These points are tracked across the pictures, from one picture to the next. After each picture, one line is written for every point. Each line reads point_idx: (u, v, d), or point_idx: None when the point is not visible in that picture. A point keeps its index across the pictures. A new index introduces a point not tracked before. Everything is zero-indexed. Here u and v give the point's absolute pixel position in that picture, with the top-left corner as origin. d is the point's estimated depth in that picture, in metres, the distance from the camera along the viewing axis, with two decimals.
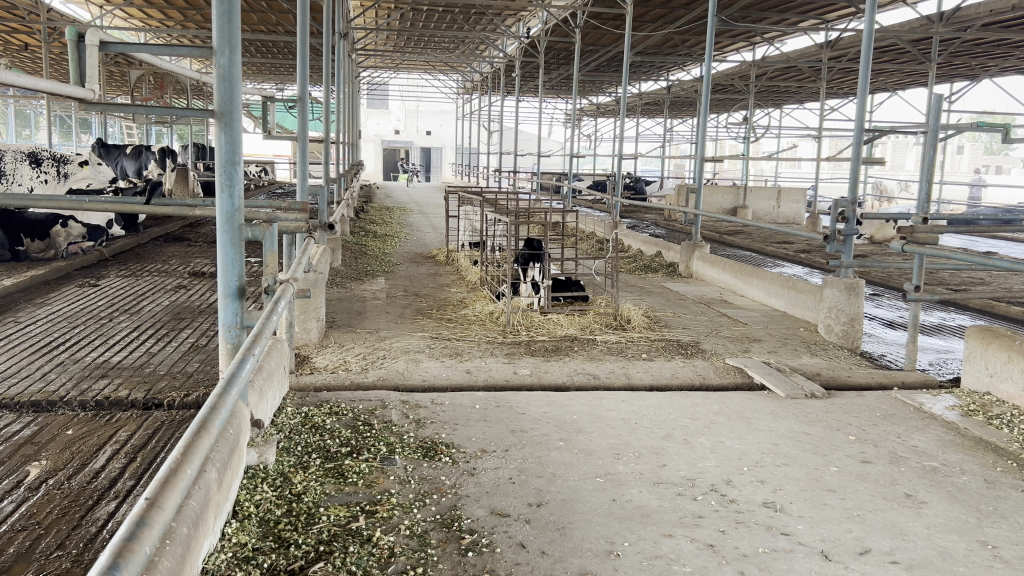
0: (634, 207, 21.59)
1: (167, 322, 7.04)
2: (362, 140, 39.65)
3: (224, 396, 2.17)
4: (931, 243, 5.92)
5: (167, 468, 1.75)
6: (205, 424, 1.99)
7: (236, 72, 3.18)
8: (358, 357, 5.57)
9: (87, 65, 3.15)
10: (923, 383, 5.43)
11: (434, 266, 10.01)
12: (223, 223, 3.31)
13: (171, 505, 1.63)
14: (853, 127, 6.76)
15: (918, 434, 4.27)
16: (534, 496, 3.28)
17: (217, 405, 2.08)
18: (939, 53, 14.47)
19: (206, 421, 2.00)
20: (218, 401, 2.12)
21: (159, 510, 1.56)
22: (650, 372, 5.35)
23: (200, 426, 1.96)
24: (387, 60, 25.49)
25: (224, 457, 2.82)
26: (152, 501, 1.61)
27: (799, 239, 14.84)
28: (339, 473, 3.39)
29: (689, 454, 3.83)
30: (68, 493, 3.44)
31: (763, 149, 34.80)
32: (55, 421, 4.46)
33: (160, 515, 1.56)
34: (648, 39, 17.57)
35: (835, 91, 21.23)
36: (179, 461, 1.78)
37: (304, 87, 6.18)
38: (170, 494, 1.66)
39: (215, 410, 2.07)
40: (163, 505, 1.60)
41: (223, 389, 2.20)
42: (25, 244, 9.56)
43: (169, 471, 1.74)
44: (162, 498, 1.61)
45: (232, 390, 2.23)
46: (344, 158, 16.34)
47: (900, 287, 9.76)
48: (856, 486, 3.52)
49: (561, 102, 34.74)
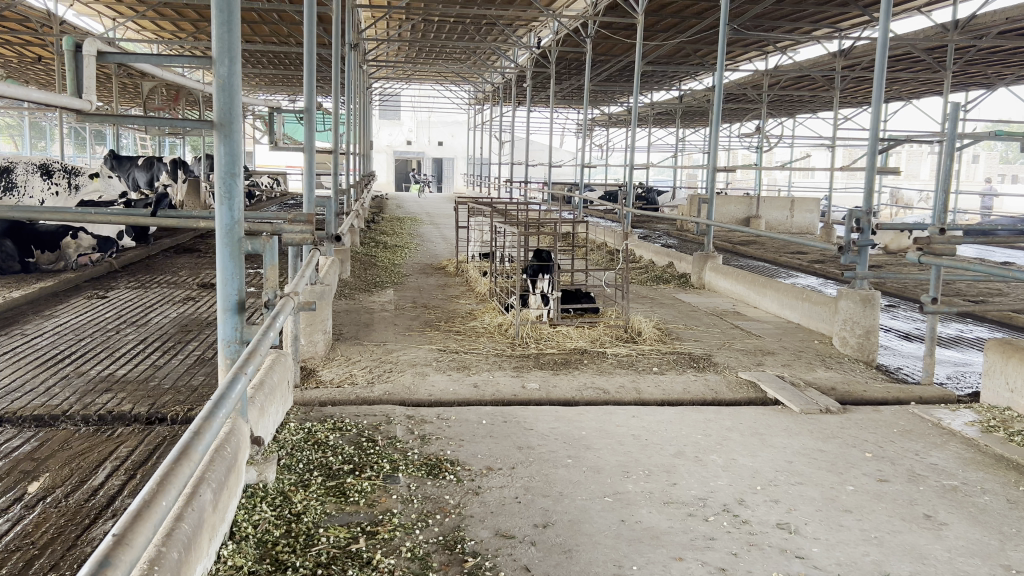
0: (646, 217, 21.48)
1: (174, 334, 6.99)
2: (374, 150, 39.80)
3: (211, 416, 2.00)
4: (949, 253, 5.77)
5: (139, 501, 1.58)
6: (186, 449, 1.82)
7: (236, 82, 3.12)
8: (364, 370, 5.49)
9: (84, 76, 3.07)
10: (941, 397, 5.30)
11: (444, 277, 9.94)
12: (222, 236, 3.24)
13: (143, 543, 1.46)
14: (868, 136, 6.62)
15: (937, 451, 4.15)
16: (540, 516, 3.19)
17: (202, 427, 1.91)
18: (955, 61, 14.32)
19: (188, 445, 1.83)
20: (204, 422, 1.95)
21: (125, 549, 1.39)
22: (661, 386, 5.25)
23: (181, 452, 1.80)
24: (399, 71, 25.57)
25: (220, 477, 2.73)
26: (118, 539, 1.44)
27: (814, 249, 14.69)
28: (340, 491, 3.31)
29: (701, 472, 3.73)
30: (64, 511, 3.37)
31: (777, 159, 34.67)
32: (56, 435, 4.39)
33: (127, 554, 1.40)
34: (659, 48, 17.52)
35: (848, 100, 21.09)
36: (153, 493, 1.61)
37: (310, 98, 6.10)
38: (141, 531, 1.49)
39: (200, 433, 1.90)
40: (132, 544, 1.43)
41: (211, 407, 2.03)
42: (35, 255, 9.55)
43: (140, 507, 1.56)
44: (131, 535, 1.44)
45: (221, 411, 2.06)
46: (355, 169, 16.33)
47: (917, 298, 9.62)
48: (874, 506, 3.41)
49: (573, 112, 34.70)
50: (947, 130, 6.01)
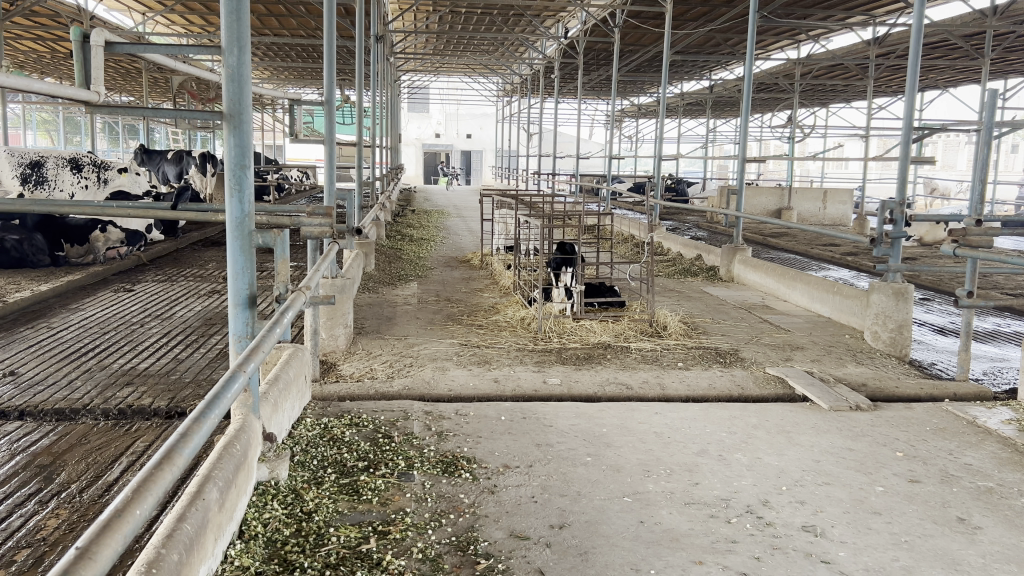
0: (675, 210, 21.26)
1: (198, 328, 6.99)
2: (403, 143, 39.86)
3: (201, 417, 1.86)
4: (986, 246, 5.56)
5: (111, 510, 1.43)
6: (171, 453, 1.68)
7: (246, 72, 3.05)
8: (385, 365, 5.44)
9: (92, 67, 3.02)
10: (976, 394, 5.14)
11: (469, 271, 9.88)
12: (232, 229, 3.19)
13: (109, 558, 1.32)
14: (901, 125, 6.40)
15: (972, 451, 4.00)
16: (557, 516, 3.11)
17: (190, 430, 1.77)
18: (993, 49, 13.98)
19: (172, 449, 1.68)
20: (193, 424, 1.81)
21: (88, 564, 1.26)
22: (686, 382, 5.14)
23: (165, 456, 1.65)
24: (427, 64, 25.59)
25: (228, 475, 2.67)
26: (81, 553, 1.30)
27: (846, 241, 14.46)
28: (353, 490, 3.25)
29: (724, 472, 3.62)
30: (78, 507, 3.35)
31: (810, 149, 34.19)
32: (74, 430, 4.36)
33: (91, 571, 1.26)
34: (688, 37, 17.28)
35: (883, 88, 20.68)
36: (129, 500, 1.46)
37: (330, 91, 6.08)
38: (109, 544, 1.35)
39: (187, 437, 1.75)
40: (97, 558, 1.29)
41: (202, 407, 1.89)
42: (65, 249, 9.64)
43: (112, 516, 1.41)
44: (96, 549, 1.31)
45: (216, 410, 1.94)
46: (384, 161, 16.28)
47: (952, 292, 9.37)
48: (904, 508, 3.28)
49: (602, 103, 34.40)
50: (985, 118, 5.80)
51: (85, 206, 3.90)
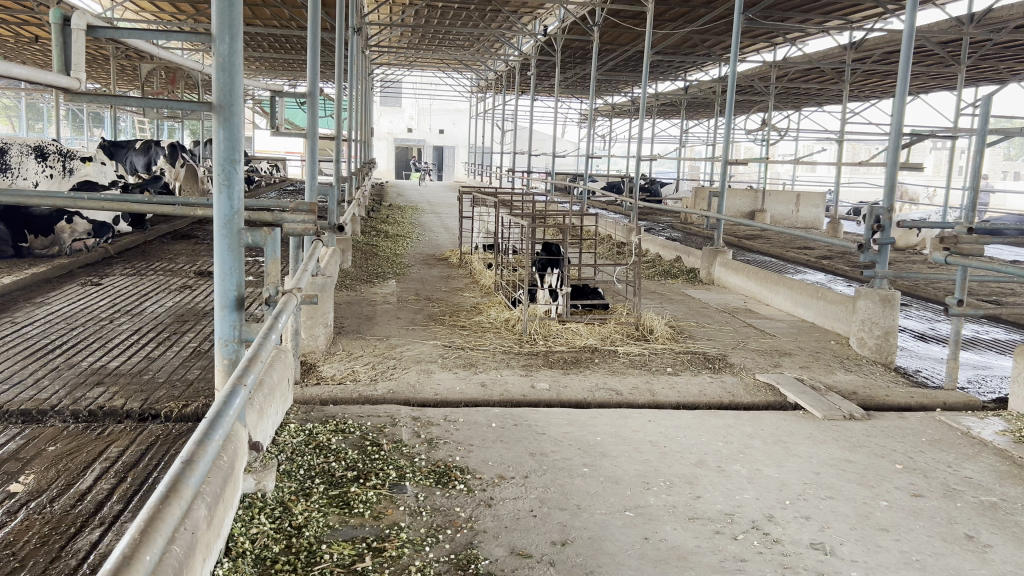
0: (650, 210, 21.25)
1: (170, 325, 6.75)
2: (375, 138, 39.57)
3: (205, 441, 1.76)
4: (976, 254, 5.53)
5: (117, 557, 1.33)
6: (177, 484, 1.59)
7: (238, 61, 2.88)
8: (367, 367, 5.27)
9: (72, 52, 2.81)
10: (965, 403, 5.10)
11: (447, 269, 9.72)
12: (220, 227, 3.00)
13: None
14: (892, 131, 6.35)
15: (970, 463, 3.95)
16: (558, 532, 2.99)
17: (194, 458, 1.68)
18: (968, 56, 14.12)
19: (177, 480, 1.59)
20: (197, 450, 1.71)
21: None
22: (676, 388, 5.04)
23: (170, 489, 1.56)
24: (401, 58, 25.34)
25: (217, 489, 2.52)
26: None
27: (821, 245, 14.53)
28: (343, 502, 3.10)
29: (725, 484, 3.52)
30: (49, 518, 3.15)
31: (781, 152, 34.43)
32: (42, 434, 4.15)
33: None
34: (667, 37, 17.25)
35: (857, 93, 20.79)
36: (136, 544, 1.37)
37: (314, 83, 5.84)
38: None
39: (192, 465, 1.66)
40: None
41: (205, 429, 1.80)
42: (29, 240, 9.31)
43: (119, 563, 1.31)
44: None
45: (217, 433, 1.83)
46: (357, 156, 16.04)
47: (930, 297, 9.39)
48: (911, 525, 3.20)
49: (576, 101, 34.31)
50: (979, 125, 5.79)
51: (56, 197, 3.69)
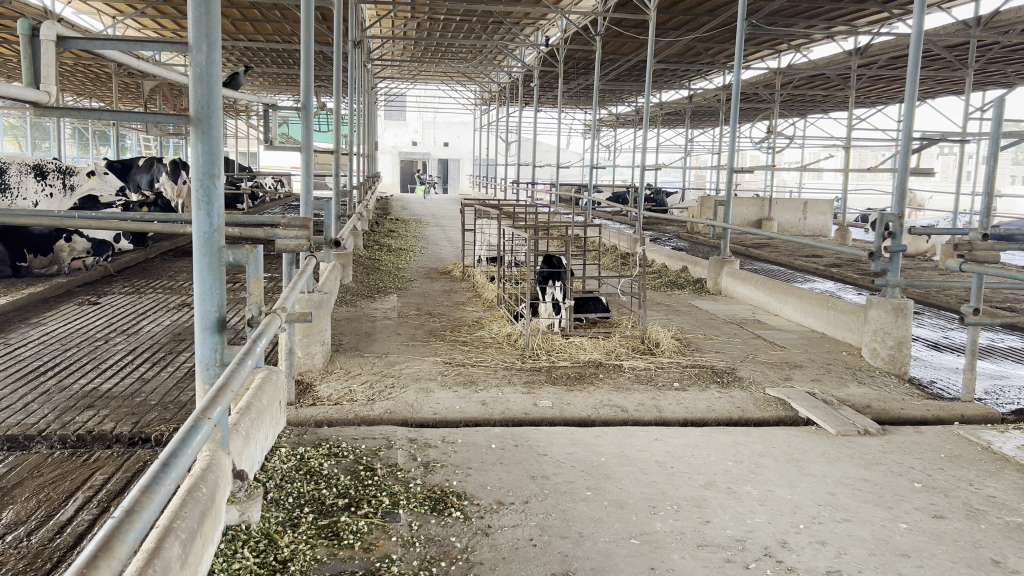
0: (655, 221, 21.09)
1: (166, 344, 6.62)
2: (379, 152, 39.54)
3: (154, 485, 1.51)
4: (992, 261, 5.35)
5: None
6: (115, 537, 1.35)
7: (216, 71, 2.74)
8: (365, 386, 5.12)
9: (42, 64, 2.66)
10: (983, 416, 4.91)
11: (450, 282, 9.58)
12: (200, 245, 2.86)
13: None
14: (901, 135, 6.17)
15: (993, 481, 3.77)
16: (559, 563, 2.83)
17: (139, 504, 1.44)
18: (975, 60, 13.93)
19: (114, 533, 1.34)
20: (143, 494, 1.48)
21: None
22: (684, 404, 4.87)
23: (105, 545, 1.32)
24: (404, 72, 25.34)
25: (193, 526, 2.34)
26: None
27: (829, 253, 14.33)
28: (332, 533, 2.95)
29: (736, 508, 3.35)
30: (25, 553, 3.00)
31: (787, 160, 34.27)
32: (26, 462, 3.99)
33: None
34: (670, 46, 17.14)
35: (863, 99, 20.62)
36: None
37: (308, 96, 5.70)
38: None
39: (134, 513, 1.42)
40: None
41: (158, 470, 1.56)
42: (28, 259, 9.23)
43: None
44: None
45: (171, 475, 1.58)
46: (360, 170, 15.96)
47: (944, 305, 9.18)
48: (933, 549, 3.03)
49: (580, 112, 34.27)
50: (992, 129, 5.61)
51: (45, 217, 3.55)
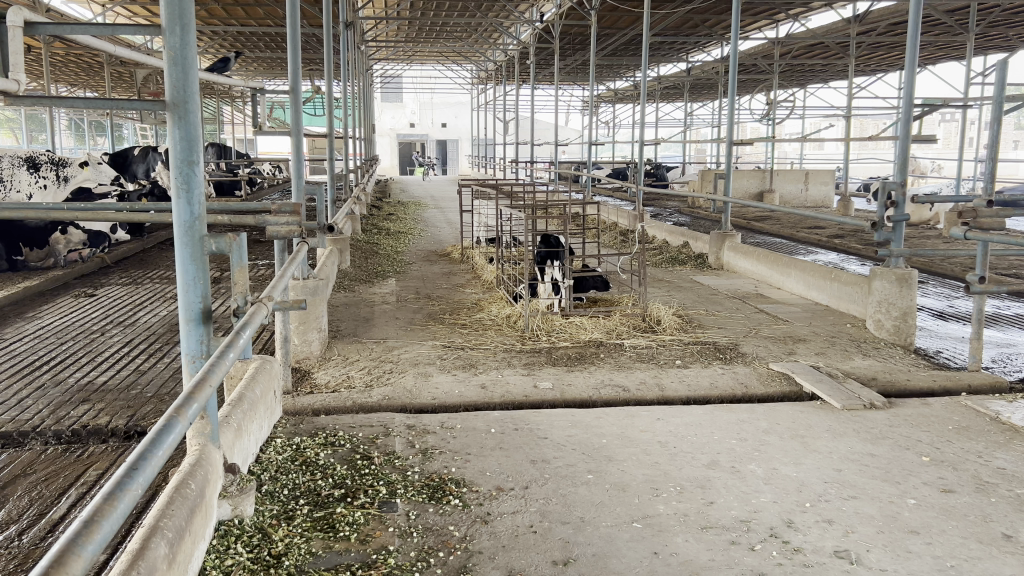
0: (656, 196, 20.99)
1: (164, 334, 6.55)
2: (378, 134, 39.38)
3: (113, 497, 1.42)
4: (997, 228, 5.24)
5: None
6: (70, 554, 1.25)
7: (191, 54, 2.63)
8: (362, 372, 5.05)
9: (9, 51, 2.56)
10: (990, 385, 4.84)
11: (449, 265, 9.50)
12: (182, 234, 2.78)
13: None
14: (902, 101, 6.03)
15: (1003, 453, 3.69)
16: (561, 550, 2.77)
17: (96, 517, 1.34)
18: (977, 23, 13.72)
19: (69, 548, 1.25)
20: (104, 506, 1.39)
21: None
22: (686, 383, 4.79)
23: (57, 561, 1.22)
24: (399, 53, 25.16)
25: (181, 523, 2.28)
26: None
27: (832, 224, 14.20)
28: (327, 525, 2.88)
29: (741, 488, 3.28)
30: (14, 554, 2.93)
31: (788, 130, 34.03)
32: (19, 459, 3.93)
33: None
34: (666, 18, 16.95)
35: (863, 67, 20.40)
36: None
37: (296, 80, 5.59)
38: None
39: (91, 527, 1.32)
40: None
41: (120, 478, 1.47)
42: (24, 253, 9.13)
43: None
44: None
45: (136, 481, 1.49)
46: (358, 153, 15.85)
47: (949, 274, 9.08)
48: (943, 525, 2.96)
49: (578, 89, 34.04)
50: (995, 93, 5.48)
51: (33, 209, 3.41)
